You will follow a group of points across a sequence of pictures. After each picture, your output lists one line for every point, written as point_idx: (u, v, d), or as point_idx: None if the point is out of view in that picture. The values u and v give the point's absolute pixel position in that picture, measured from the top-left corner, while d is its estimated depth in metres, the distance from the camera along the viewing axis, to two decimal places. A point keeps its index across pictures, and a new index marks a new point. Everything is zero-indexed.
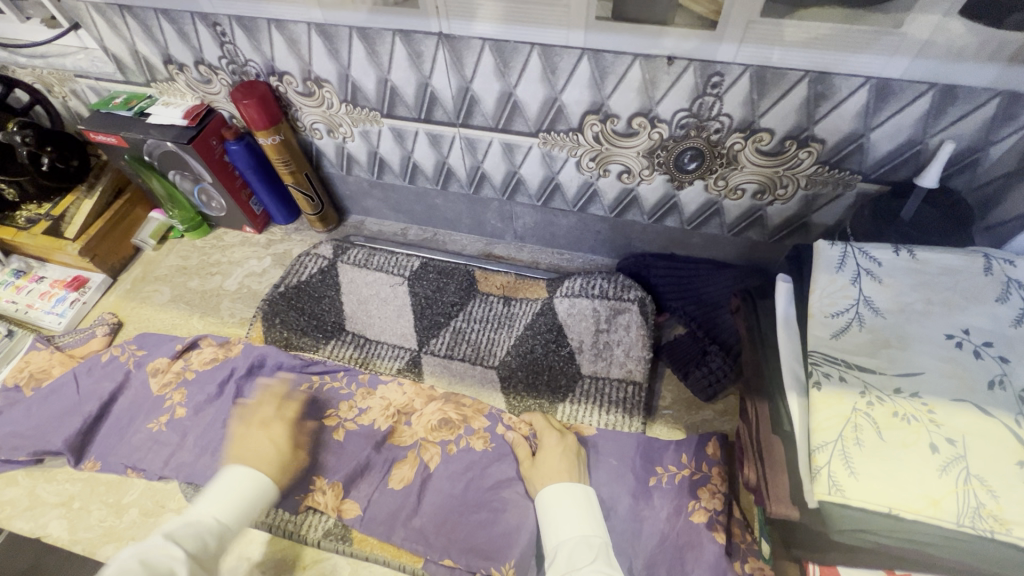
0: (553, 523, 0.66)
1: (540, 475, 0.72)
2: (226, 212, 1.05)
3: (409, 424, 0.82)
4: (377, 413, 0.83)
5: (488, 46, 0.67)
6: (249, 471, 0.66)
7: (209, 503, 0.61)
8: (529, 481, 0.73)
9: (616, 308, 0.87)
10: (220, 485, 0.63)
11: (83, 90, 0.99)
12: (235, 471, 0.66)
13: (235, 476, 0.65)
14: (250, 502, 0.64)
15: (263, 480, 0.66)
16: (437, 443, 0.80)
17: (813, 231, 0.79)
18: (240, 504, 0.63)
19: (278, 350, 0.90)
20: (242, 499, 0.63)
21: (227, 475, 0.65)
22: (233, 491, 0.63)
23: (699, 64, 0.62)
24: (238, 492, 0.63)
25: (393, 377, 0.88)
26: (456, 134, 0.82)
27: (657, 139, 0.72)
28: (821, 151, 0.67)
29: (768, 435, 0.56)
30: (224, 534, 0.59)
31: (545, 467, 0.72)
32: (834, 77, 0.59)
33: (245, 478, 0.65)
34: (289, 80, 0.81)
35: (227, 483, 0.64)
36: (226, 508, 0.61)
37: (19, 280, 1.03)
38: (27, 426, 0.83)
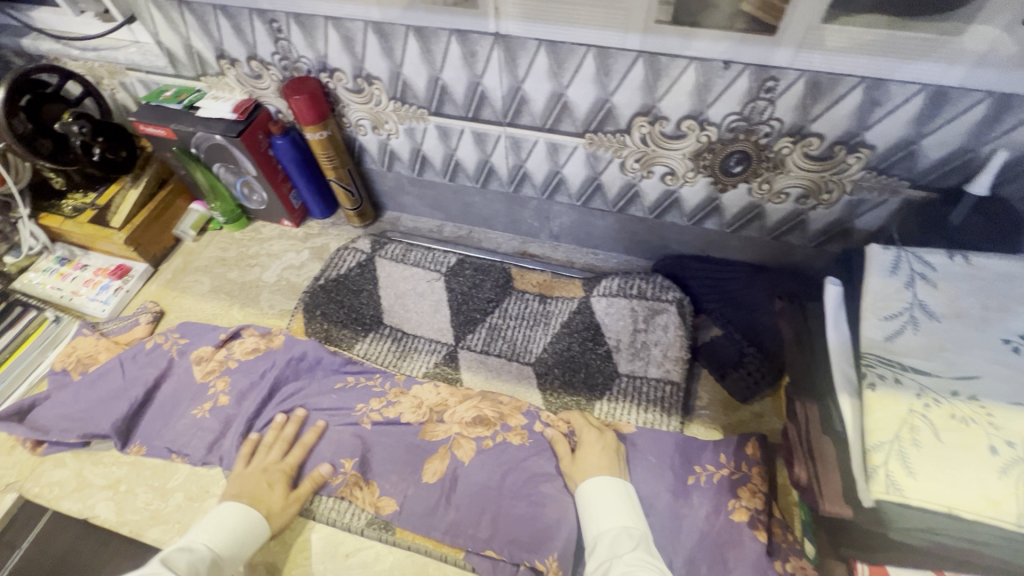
0: (597, 515, 0.67)
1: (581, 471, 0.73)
2: (266, 205, 1.06)
3: (441, 420, 0.83)
4: (407, 409, 0.84)
5: (543, 47, 0.68)
6: (239, 507, 0.70)
7: (202, 532, 0.66)
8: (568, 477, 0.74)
9: (654, 308, 0.88)
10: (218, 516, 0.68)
11: (132, 83, 1.01)
12: (224, 507, 0.70)
13: (228, 513, 0.69)
14: (247, 532, 0.68)
15: (255, 518, 0.69)
16: (472, 438, 0.80)
17: (855, 236, 0.80)
18: (238, 534, 0.67)
19: (318, 342, 0.91)
20: (233, 532, 0.67)
21: (224, 510, 0.69)
22: (224, 523, 0.67)
23: (755, 69, 0.63)
24: (227, 525, 0.67)
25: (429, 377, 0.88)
26: (502, 133, 0.83)
27: (705, 141, 0.73)
28: (870, 157, 0.68)
29: (818, 436, 0.57)
30: (217, 562, 0.64)
31: (588, 464, 0.73)
32: (890, 84, 0.60)
33: (237, 514, 0.69)
34: (340, 77, 0.83)
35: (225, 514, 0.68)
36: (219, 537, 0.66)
37: (63, 268, 1.05)
38: (76, 409, 0.85)
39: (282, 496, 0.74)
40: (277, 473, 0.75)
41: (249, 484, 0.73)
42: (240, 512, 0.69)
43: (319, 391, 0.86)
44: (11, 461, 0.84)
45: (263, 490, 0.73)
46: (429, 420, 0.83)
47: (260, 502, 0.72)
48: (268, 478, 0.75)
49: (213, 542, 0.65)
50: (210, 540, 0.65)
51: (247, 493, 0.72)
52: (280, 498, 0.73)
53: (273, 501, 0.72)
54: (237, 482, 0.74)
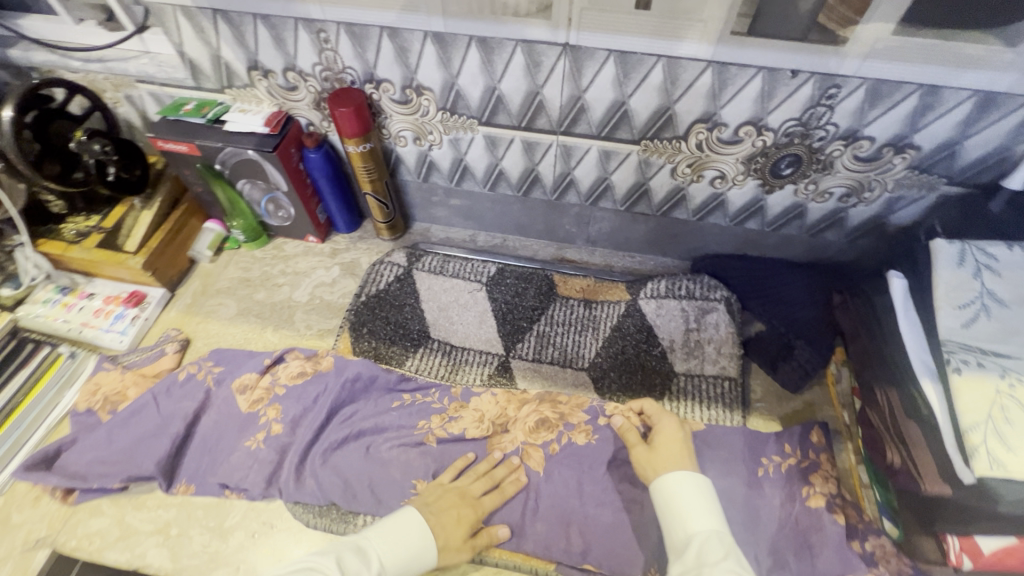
0: (682, 515, 0.63)
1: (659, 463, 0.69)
2: (291, 221, 1.02)
3: (506, 430, 0.82)
4: (469, 424, 0.82)
5: (612, 58, 0.69)
6: (422, 532, 0.65)
7: (389, 542, 0.63)
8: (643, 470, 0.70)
9: (704, 307, 0.91)
10: (397, 521, 0.65)
11: (140, 96, 0.94)
12: (408, 513, 0.67)
13: (417, 528, 0.65)
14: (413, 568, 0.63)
15: (429, 551, 0.64)
16: (540, 445, 0.80)
17: (888, 230, 0.85)
18: (412, 565, 0.63)
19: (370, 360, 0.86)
20: (405, 556, 0.63)
21: (403, 515, 0.66)
22: (409, 541, 0.64)
23: (819, 78, 0.66)
24: (405, 542, 0.64)
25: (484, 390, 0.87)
26: (554, 142, 0.84)
27: (760, 146, 0.77)
28: (914, 158, 0.73)
29: (904, 421, 0.63)
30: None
31: (664, 454, 0.70)
32: (943, 90, 0.64)
33: (421, 534, 0.65)
34: (387, 88, 0.81)
35: (405, 521, 0.65)
36: (392, 553, 0.62)
37: (67, 298, 0.96)
38: (110, 451, 0.79)
39: (461, 540, 0.68)
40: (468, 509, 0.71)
41: (444, 518, 0.68)
42: (423, 533, 0.65)
43: (374, 413, 0.82)
44: (39, 514, 0.77)
45: (450, 519, 0.68)
46: (494, 431, 0.81)
47: (440, 530, 0.67)
48: (463, 513, 0.70)
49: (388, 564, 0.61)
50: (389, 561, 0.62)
51: (438, 519, 0.68)
52: (460, 542, 0.68)
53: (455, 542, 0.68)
54: (435, 503, 0.70)
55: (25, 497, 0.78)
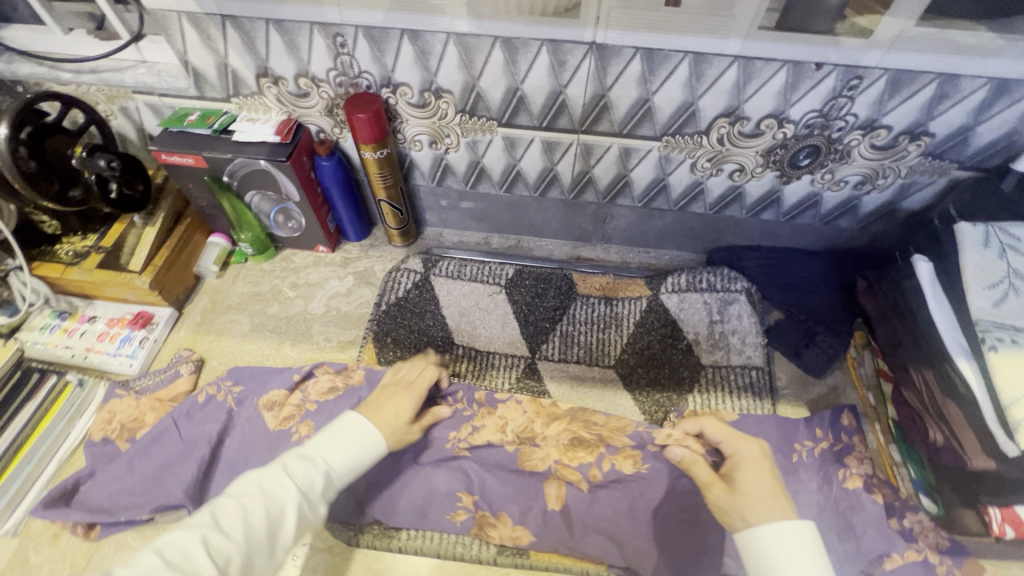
0: None
1: (748, 506, 0.58)
2: (302, 232, 0.99)
3: (536, 445, 0.79)
4: (493, 432, 0.80)
5: (639, 55, 0.69)
6: (362, 422, 0.65)
7: (330, 443, 0.61)
8: (727, 513, 0.59)
9: (726, 299, 0.92)
10: (341, 428, 0.63)
11: (136, 108, 0.90)
12: (348, 416, 0.65)
13: (354, 421, 0.64)
14: (365, 455, 0.63)
15: (372, 445, 0.63)
16: (576, 467, 0.77)
17: (899, 215, 0.88)
18: (361, 455, 0.63)
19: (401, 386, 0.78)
20: (353, 451, 0.62)
21: (346, 421, 0.64)
22: (349, 436, 0.63)
23: (842, 70, 0.68)
24: (351, 442, 0.62)
25: (509, 395, 0.84)
26: (575, 141, 0.83)
27: (780, 138, 0.78)
28: (929, 144, 0.75)
29: (943, 399, 0.65)
30: (330, 483, 0.59)
31: (752, 492, 0.59)
32: (961, 79, 0.67)
33: (361, 426, 0.64)
34: (405, 91, 0.79)
35: (348, 426, 0.63)
36: (340, 452, 0.61)
37: (66, 323, 0.91)
38: (132, 482, 0.75)
39: (405, 426, 0.72)
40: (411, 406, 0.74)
41: (388, 412, 0.71)
42: (364, 424, 0.65)
43: None
44: (59, 553, 0.73)
45: (394, 412, 0.72)
46: (523, 445, 0.79)
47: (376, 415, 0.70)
48: (405, 404, 0.74)
49: (336, 461, 0.60)
50: (336, 456, 0.61)
51: (379, 413, 0.70)
52: (405, 428, 0.72)
53: (399, 429, 0.71)
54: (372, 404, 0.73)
55: (43, 536, 0.74)
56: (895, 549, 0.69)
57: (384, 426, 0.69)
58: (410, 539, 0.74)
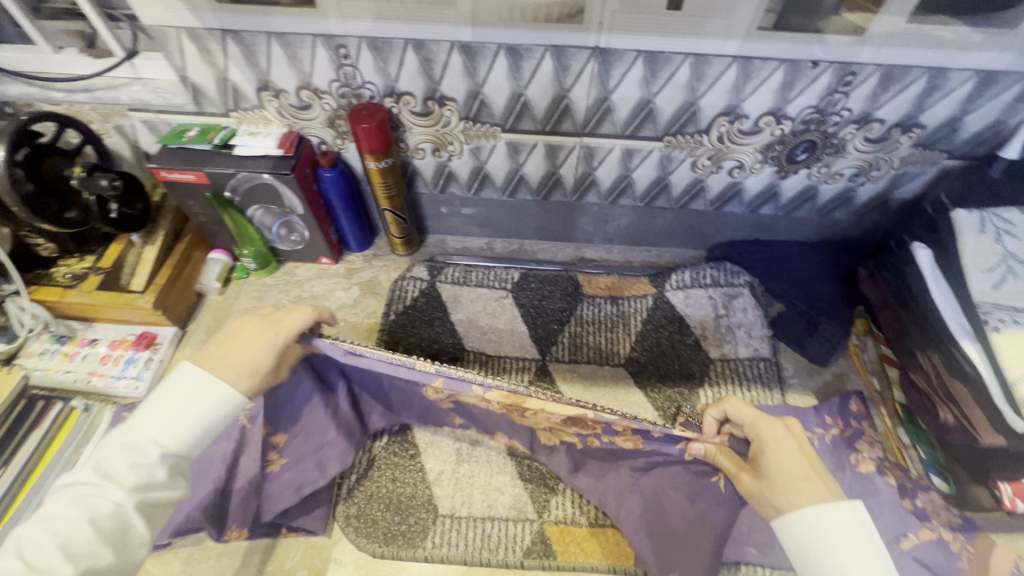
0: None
1: (781, 493, 0.52)
2: (305, 244, 0.98)
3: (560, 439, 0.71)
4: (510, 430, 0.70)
5: (641, 58, 0.71)
6: (195, 386, 0.52)
7: (162, 416, 0.51)
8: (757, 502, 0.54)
9: (730, 293, 0.94)
10: (172, 394, 0.51)
11: (132, 125, 0.89)
12: (185, 375, 0.52)
13: (194, 383, 0.52)
14: (217, 417, 0.53)
15: (210, 409, 0.52)
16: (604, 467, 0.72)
17: (892, 205, 0.91)
18: (215, 418, 0.52)
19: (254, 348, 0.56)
20: (194, 421, 0.51)
21: (177, 382, 0.52)
22: (188, 403, 0.51)
23: (838, 67, 0.70)
24: (188, 409, 0.51)
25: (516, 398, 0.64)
26: (578, 144, 0.84)
27: (778, 135, 0.80)
28: (920, 136, 0.78)
29: (950, 380, 0.67)
30: (176, 465, 0.51)
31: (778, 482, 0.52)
32: (950, 72, 0.69)
33: (204, 386, 0.52)
34: (408, 100, 0.79)
35: (181, 390, 0.52)
36: (174, 427, 0.50)
37: (66, 347, 0.89)
38: None
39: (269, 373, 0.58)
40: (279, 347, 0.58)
41: (245, 364, 0.55)
42: (209, 384, 0.52)
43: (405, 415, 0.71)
44: None
45: (254, 363, 0.56)
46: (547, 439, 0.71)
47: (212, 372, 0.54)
48: (269, 345, 0.57)
49: (175, 438, 0.50)
50: (173, 431, 0.50)
51: (230, 365, 0.54)
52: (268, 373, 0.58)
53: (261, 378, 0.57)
54: (222, 344, 0.56)
55: None
56: (911, 529, 0.70)
57: (240, 381, 0.54)
58: (435, 548, 0.73)
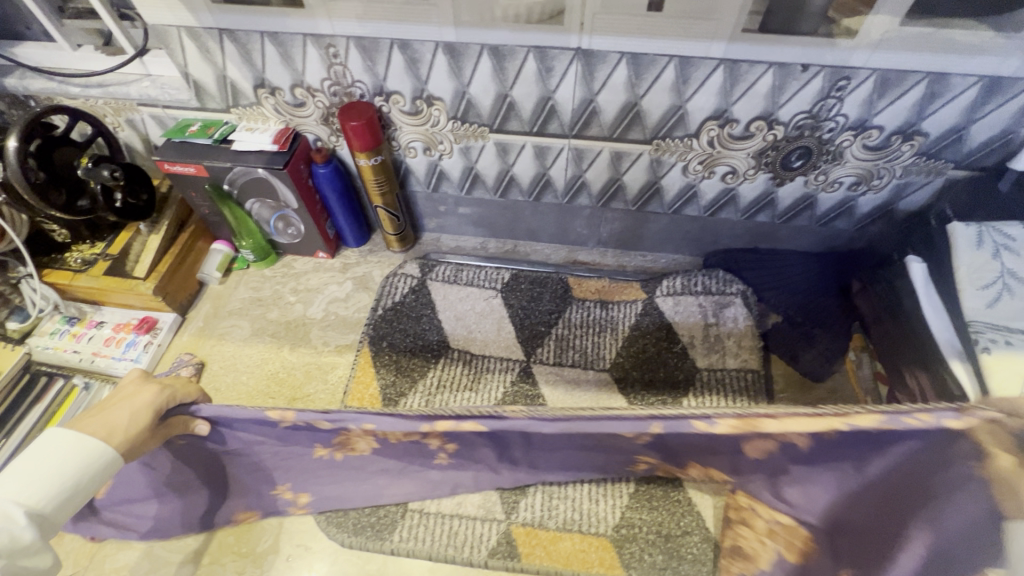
0: None
1: None
2: (301, 238, 1.01)
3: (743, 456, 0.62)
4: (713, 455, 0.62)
5: (625, 59, 0.70)
6: (66, 444, 0.50)
7: (28, 473, 0.48)
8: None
9: (721, 302, 0.92)
10: (36, 455, 0.49)
11: (142, 120, 0.93)
12: (54, 434, 0.50)
13: (64, 443, 0.50)
14: (91, 475, 0.51)
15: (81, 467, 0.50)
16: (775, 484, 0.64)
17: (897, 216, 0.87)
18: (87, 475, 0.50)
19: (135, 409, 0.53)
20: (62, 481, 0.49)
21: (43, 443, 0.49)
22: (54, 460, 0.49)
23: (829, 71, 0.67)
24: (55, 467, 0.49)
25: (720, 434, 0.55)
26: (566, 145, 0.84)
27: (771, 140, 0.78)
28: (923, 144, 0.75)
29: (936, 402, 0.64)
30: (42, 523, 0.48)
31: None
32: (951, 77, 0.66)
33: (74, 443, 0.50)
34: (397, 99, 0.81)
35: (48, 451, 0.49)
36: (35, 491, 0.47)
37: (75, 328, 0.94)
38: None
39: (150, 434, 0.54)
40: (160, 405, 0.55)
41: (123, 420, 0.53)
42: (78, 441, 0.50)
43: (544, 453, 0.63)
44: (61, 551, 0.75)
45: (132, 418, 0.53)
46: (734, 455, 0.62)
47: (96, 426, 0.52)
48: (150, 401, 0.55)
49: (41, 494, 0.48)
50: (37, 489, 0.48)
51: (105, 422, 0.52)
52: (149, 435, 0.55)
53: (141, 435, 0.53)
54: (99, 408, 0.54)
55: None
56: None
57: (112, 436, 0.52)
58: (402, 542, 0.74)
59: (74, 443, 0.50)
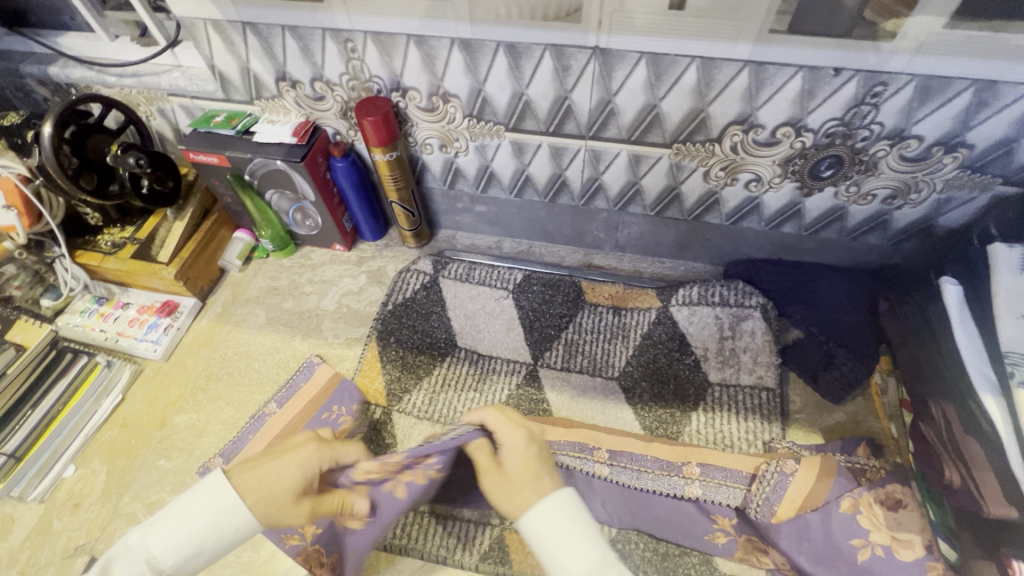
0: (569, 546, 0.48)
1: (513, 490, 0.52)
2: (318, 230, 1.02)
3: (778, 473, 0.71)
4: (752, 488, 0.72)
5: (644, 60, 0.67)
6: (213, 500, 0.49)
7: (164, 529, 0.48)
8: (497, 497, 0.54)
9: (738, 314, 0.88)
10: (189, 506, 0.49)
11: (173, 109, 0.96)
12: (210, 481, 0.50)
13: (205, 501, 0.49)
14: (216, 540, 0.49)
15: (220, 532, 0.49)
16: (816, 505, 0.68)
17: (935, 233, 0.82)
18: (213, 538, 0.49)
19: (293, 472, 0.53)
20: (184, 544, 0.48)
21: (196, 491, 0.49)
22: (192, 518, 0.48)
23: (864, 76, 0.63)
24: (191, 527, 0.48)
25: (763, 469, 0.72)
26: (583, 147, 0.82)
27: (798, 147, 0.74)
28: (967, 157, 0.69)
29: (963, 436, 0.60)
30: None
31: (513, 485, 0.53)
32: (1002, 85, 0.61)
33: (217, 504, 0.49)
34: (413, 95, 0.80)
35: (198, 506, 0.49)
36: (167, 547, 0.48)
37: (103, 308, 0.98)
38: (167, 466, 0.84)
39: (294, 502, 0.52)
40: (316, 466, 0.55)
41: (277, 479, 0.52)
42: (222, 503, 0.49)
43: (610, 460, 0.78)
44: (77, 521, 0.80)
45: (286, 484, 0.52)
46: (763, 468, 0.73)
47: (257, 486, 0.51)
48: (307, 462, 0.54)
49: (163, 554, 0.48)
50: (162, 545, 0.48)
51: (258, 481, 0.51)
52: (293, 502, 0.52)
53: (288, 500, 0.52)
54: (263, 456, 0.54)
55: (64, 505, 0.81)
56: None
57: (259, 502, 0.50)
58: (395, 538, 0.74)
59: (225, 501, 0.49)
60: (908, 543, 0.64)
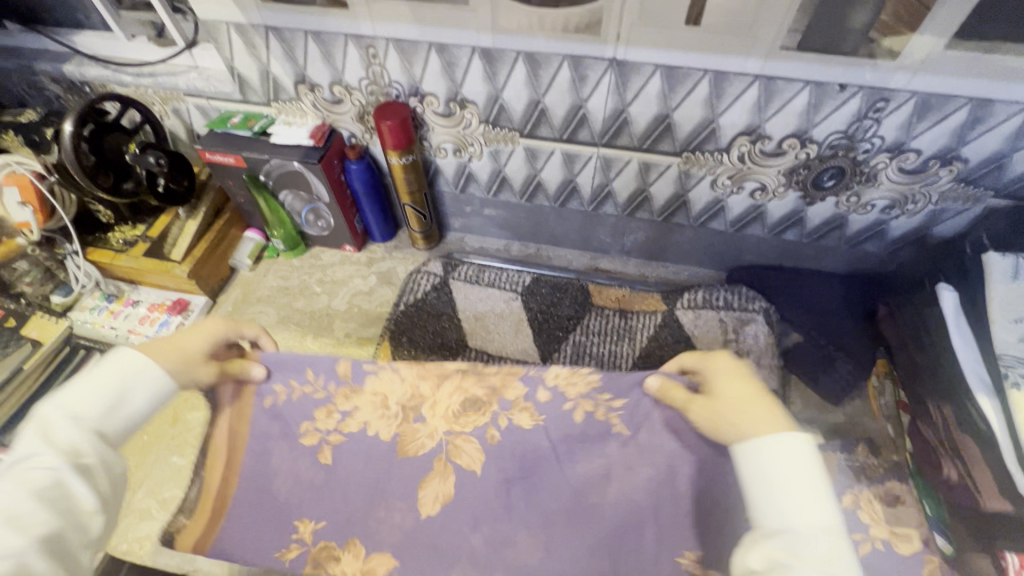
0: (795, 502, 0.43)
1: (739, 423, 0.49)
2: (330, 231, 1.03)
3: None
4: None
5: (659, 72, 0.70)
6: (138, 358, 0.50)
7: (81, 393, 0.47)
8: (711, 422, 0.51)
9: (742, 318, 0.91)
10: (104, 367, 0.49)
11: (187, 109, 0.97)
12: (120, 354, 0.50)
13: (122, 363, 0.49)
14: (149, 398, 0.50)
15: (156, 385, 0.50)
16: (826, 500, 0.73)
17: (929, 242, 0.85)
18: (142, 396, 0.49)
19: (203, 335, 0.56)
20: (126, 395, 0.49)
21: (112, 359, 0.50)
22: (113, 373, 0.49)
23: (868, 92, 0.66)
24: (136, 384, 0.49)
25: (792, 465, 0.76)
26: (595, 153, 0.85)
27: (802, 158, 0.77)
28: (961, 170, 0.73)
29: (959, 435, 0.63)
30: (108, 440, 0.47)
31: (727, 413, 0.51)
32: (995, 104, 0.64)
33: (131, 366, 0.50)
34: (431, 101, 0.83)
35: (114, 366, 0.49)
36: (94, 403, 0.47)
37: (113, 305, 0.98)
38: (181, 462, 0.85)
39: (205, 362, 0.56)
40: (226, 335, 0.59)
41: (189, 347, 0.55)
42: (138, 365, 0.50)
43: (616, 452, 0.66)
44: None
45: (201, 350, 0.56)
46: None
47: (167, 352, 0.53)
48: (213, 330, 0.58)
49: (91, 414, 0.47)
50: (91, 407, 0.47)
51: (168, 347, 0.53)
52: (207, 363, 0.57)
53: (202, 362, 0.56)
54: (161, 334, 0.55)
55: None
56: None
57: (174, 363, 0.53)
58: None
59: (149, 359, 0.51)
60: (905, 536, 0.68)
